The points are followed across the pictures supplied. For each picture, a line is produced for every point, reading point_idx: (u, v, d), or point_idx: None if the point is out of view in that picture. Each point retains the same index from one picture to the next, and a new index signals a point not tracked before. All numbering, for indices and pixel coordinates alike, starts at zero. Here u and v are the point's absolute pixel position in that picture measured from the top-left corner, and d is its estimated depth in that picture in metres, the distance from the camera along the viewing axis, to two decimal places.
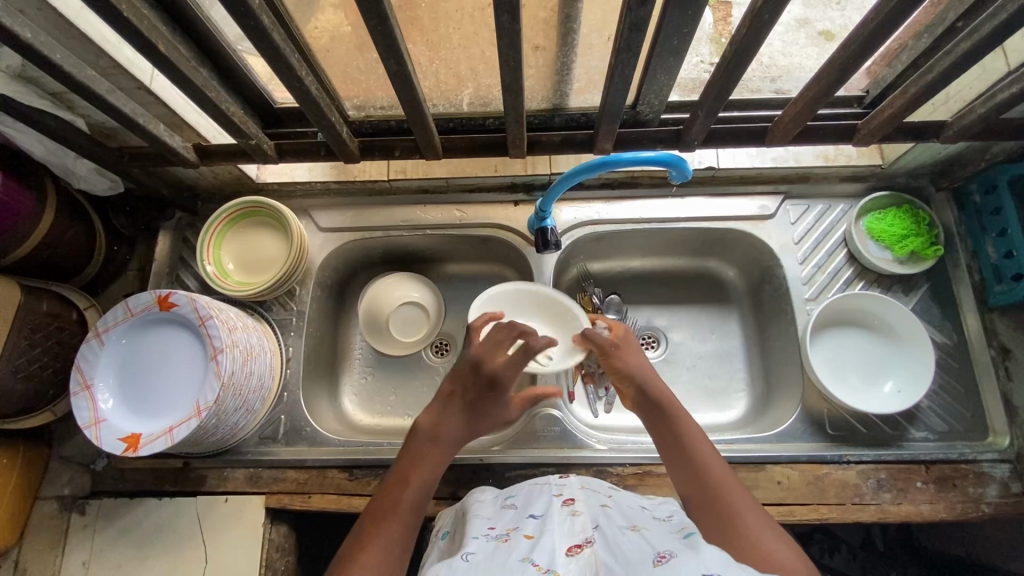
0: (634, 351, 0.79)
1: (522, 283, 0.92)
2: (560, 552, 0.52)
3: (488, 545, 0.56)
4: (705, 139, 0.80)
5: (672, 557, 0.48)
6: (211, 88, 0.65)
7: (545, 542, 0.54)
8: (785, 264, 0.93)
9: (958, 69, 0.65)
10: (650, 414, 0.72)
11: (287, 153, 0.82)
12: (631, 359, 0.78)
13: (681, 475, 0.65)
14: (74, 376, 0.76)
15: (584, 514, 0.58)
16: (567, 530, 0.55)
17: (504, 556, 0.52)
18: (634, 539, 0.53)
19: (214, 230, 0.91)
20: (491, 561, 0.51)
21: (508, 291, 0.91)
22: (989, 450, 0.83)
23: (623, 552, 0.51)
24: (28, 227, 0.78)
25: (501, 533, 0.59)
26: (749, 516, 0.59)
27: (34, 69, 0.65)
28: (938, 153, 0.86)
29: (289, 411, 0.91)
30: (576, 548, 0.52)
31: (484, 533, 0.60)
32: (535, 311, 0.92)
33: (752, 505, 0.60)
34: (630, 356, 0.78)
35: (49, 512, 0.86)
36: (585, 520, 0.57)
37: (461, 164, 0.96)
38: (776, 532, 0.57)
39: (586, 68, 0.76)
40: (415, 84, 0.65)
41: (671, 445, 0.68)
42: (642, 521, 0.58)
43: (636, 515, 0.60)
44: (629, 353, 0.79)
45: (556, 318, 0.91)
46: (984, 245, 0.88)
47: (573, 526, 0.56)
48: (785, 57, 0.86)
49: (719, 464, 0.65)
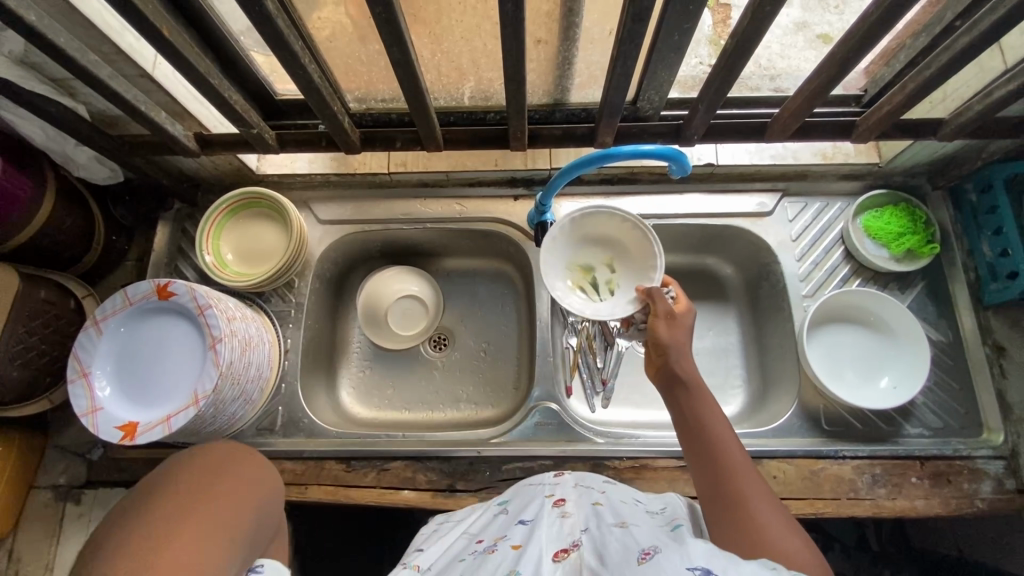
0: (684, 322, 0.74)
1: (599, 208, 0.85)
2: (546, 558, 0.51)
3: (477, 559, 0.55)
4: (705, 134, 0.81)
5: (656, 553, 0.46)
6: (214, 75, 0.66)
7: (531, 550, 0.52)
8: (783, 261, 0.93)
9: (955, 66, 0.65)
10: (674, 392, 0.69)
11: (289, 143, 0.82)
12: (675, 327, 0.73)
13: (698, 457, 0.63)
14: (72, 364, 0.76)
15: (573, 516, 0.58)
16: (555, 535, 0.54)
17: (491, 569, 0.51)
18: (621, 537, 0.51)
19: (215, 219, 0.91)
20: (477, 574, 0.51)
21: (604, 213, 0.84)
22: (983, 447, 0.83)
23: (608, 552, 0.49)
24: (28, 215, 0.78)
25: (489, 544, 0.58)
26: (762, 504, 0.56)
27: (36, 54, 0.66)
28: (935, 152, 0.87)
29: (287, 402, 0.91)
30: (563, 553, 0.51)
31: (475, 546, 0.59)
32: (623, 242, 0.86)
33: (767, 493, 0.58)
34: (677, 326, 0.73)
35: (44, 501, 0.86)
36: (574, 523, 0.56)
37: (461, 158, 0.98)
38: (788, 524, 0.55)
39: (587, 62, 0.77)
40: (417, 74, 0.66)
41: (694, 426, 0.65)
42: (631, 517, 0.57)
43: (627, 510, 0.59)
44: (679, 322, 0.74)
45: (637, 257, 0.85)
46: (979, 244, 0.88)
47: (560, 531, 0.55)
48: (783, 60, 0.86)
49: (738, 449, 0.62)
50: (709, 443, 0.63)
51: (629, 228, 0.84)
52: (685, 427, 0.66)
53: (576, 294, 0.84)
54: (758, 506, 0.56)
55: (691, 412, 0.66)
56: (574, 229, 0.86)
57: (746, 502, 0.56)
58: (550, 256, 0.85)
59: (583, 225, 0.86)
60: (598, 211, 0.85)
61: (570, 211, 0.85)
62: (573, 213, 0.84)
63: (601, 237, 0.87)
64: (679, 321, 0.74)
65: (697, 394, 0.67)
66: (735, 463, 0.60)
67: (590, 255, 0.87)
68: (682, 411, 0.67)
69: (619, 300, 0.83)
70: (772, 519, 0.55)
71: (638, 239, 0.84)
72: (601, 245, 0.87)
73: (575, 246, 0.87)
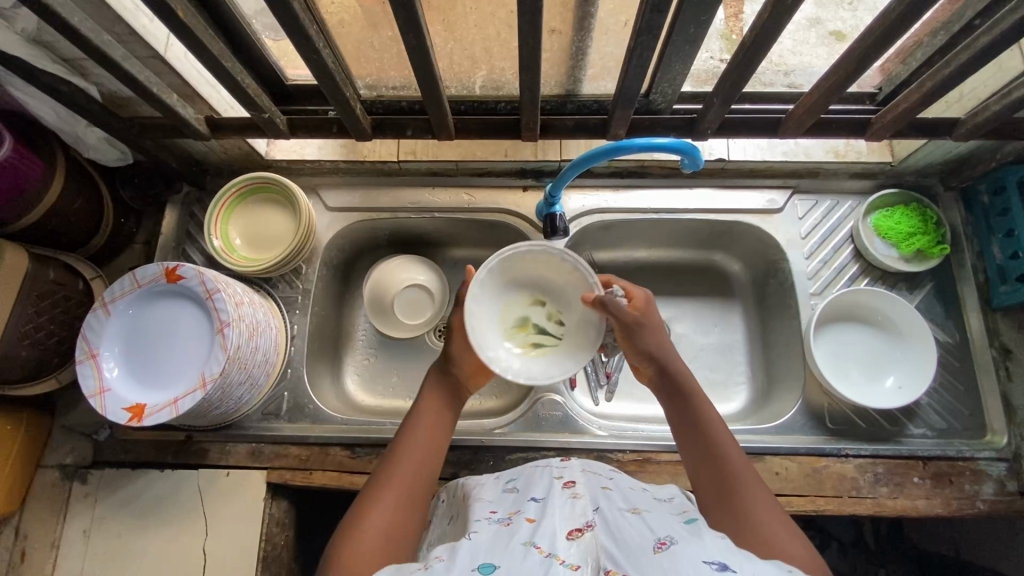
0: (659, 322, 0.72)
1: (507, 251, 0.72)
2: (560, 536, 0.49)
3: (490, 527, 0.54)
4: (718, 129, 0.80)
5: (672, 544, 0.47)
6: (227, 58, 0.66)
7: (545, 526, 0.51)
8: (792, 259, 0.93)
9: (974, 64, 0.65)
10: (671, 400, 0.68)
11: (299, 129, 0.82)
12: (652, 327, 0.71)
13: (697, 461, 0.63)
14: (80, 345, 0.76)
15: (584, 497, 0.57)
16: (568, 513, 0.53)
17: (506, 540, 0.50)
18: (635, 523, 0.51)
19: (224, 203, 0.91)
20: (492, 546, 0.49)
21: (515, 255, 0.73)
22: (986, 449, 0.84)
23: (624, 536, 0.49)
24: (36, 195, 0.78)
25: (503, 516, 0.57)
26: (761, 505, 0.57)
27: (49, 32, 0.65)
28: (949, 152, 0.86)
29: (292, 388, 0.91)
30: (577, 532, 0.50)
31: (486, 515, 0.58)
32: (551, 278, 0.76)
33: (766, 495, 0.58)
34: (652, 326, 0.71)
35: (50, 481, 0.86)
36: (586, 504, 0.55)
37: (471, 147, 0.97)
38: (792, 530, 0.55)
39: (601, 53, 0.76)
40: (431, 61, 0.65)
41: (689, 428, 0.65)
42: (642, 504, 0.57)
43: (637, 497, 0.59)
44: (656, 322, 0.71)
45: (574, 292, 0.75)
46: (990, 246, 0.88)
47: (574, 510, 0.54)
48: (795, 57, 0.85)
49: (737, 452, 0.63)
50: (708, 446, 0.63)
51: (559, 263, 0.74)
52: (680, 430, 0.66)
53: (519, 354, 0.73)
54: (758, 508, 0.57)
55: (688, 418, 0.66)
56: (496, 278, 0.74)
57: (745, 506, 0.57)
58: (479, 317, 0.72)
59: (501, 273, 0.75)
60: (516, 252, 0.73)
61: (486, 258, 0.73)
62: (490, 262, 0.72)
63: (528, 277, 0.77)
64: (657, 319, 0.71)
65: (689, 396, 0.67)
66: (735, 466, 0.61)
67: (518, 301, 0.77)
68: (676, 414, 0.67)
69: (571, 339, 0.75)
70: (770, 519, 0.56)
71: (570, 272, 0.74)
72: (524, 289, 0.77)
73: (500, 308, 0.75)
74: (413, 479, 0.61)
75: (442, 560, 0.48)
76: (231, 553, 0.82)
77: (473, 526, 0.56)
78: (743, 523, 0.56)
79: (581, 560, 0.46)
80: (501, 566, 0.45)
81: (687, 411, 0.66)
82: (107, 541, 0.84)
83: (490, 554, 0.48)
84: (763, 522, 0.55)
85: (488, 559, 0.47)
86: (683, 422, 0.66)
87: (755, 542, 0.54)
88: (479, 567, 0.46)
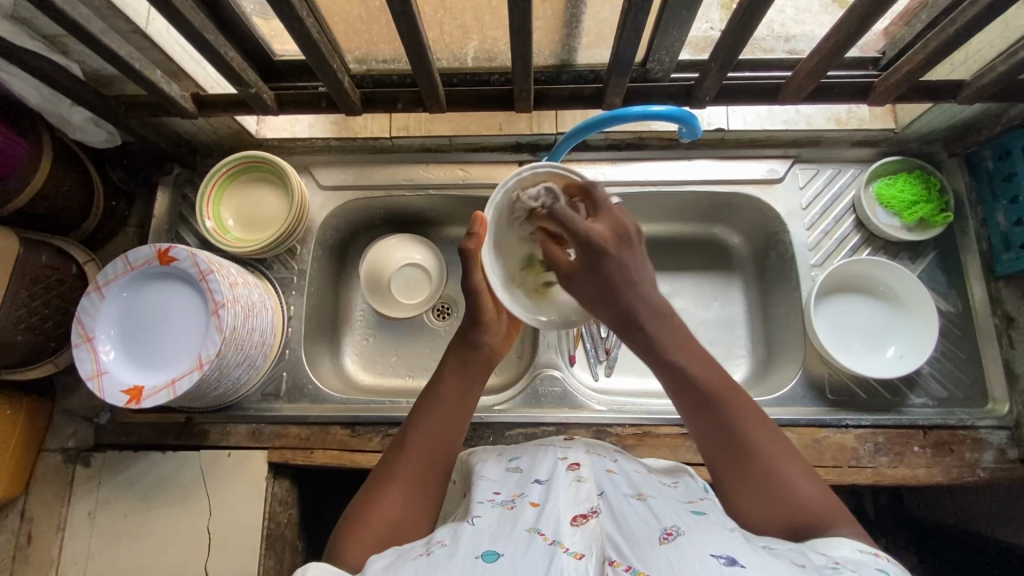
0: (613, 260, 0.59)
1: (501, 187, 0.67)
2: (564, 521, 0.48)
3: (493, 512, 0.52)
4: (717, 96, 0.78)
5: (678, 535, 0.47)
6: (209, 30, 0.64)
7: (548, 510, 0.50)
8: (792, 230, 0.92)
9: (982, 20, 0.62)
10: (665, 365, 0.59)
11: (288, 105, 0.80)
12: (612, 264, 0.59)
13: (701, 421, 0.57)
14: (75, 329, 0.76)
15: (589, 480, 0.54)
16: (573, 496, 0.52)
17: (509, 525, 0.49)
18: (640, 510, 0.50)
19: (214, 183, 0.90)
20: (496, 533, 0.48)
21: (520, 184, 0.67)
22: (988, 417, 0.83)
23: (630, 524, 0.48)
24: (24, 178, 0.77)
25: (506, 499, 0.54)
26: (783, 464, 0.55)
27: (26, 7, 0.64)
28: (956, 116, 0.84)
29: (290, 368, 0.91)
30: (582, 518, 0.49)
31: (489, 497, 0.55)
32: None
33: (784, 451, 0.56)
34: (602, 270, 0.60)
35: (53, 464, 0.87)
36: (590, 487, 0.53)
37: (465, 122, 0.95)
38: (807, 475, 0.55)
39: (596, 20, 0.73)
40: (420, 28, 0.63)
41: (681, 388, 0.58)
42: (648, 489, 0.56)
43: (644, 482, 0.58)
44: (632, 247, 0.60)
45: None
46: (995, 214, 0.87)
47: (578, 493, 0.52)
48: (797, 26, 0.80)
49: (739, 398, 0.58)
50: (710, 407, 0.57)
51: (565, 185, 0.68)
52: (668, 383, 0.60)
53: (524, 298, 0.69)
54: (780, 471, 0.54)
55: (690, 385, 0.58)
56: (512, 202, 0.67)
57: (771, 472, 0.54)
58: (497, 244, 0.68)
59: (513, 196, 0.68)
60: (531, 175, 0.67)
61: (503, 180, 0.67)
62: (508, 183, 0.66)
63: None
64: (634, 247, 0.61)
65: (676, 352, 0.59)
66: (741, 418, 0.56)
67: None
68: (673, 386, 0.59)
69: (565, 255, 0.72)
70: (794, 473, 0.55)
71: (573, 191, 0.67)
72: None
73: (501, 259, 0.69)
74: (430, 457, 0.60)
75: (444, 545, 0.48)
76: (235, 532, 0.83)
77: (473, 510, 0.53)
78: (767, 487, 0.54)
79: (586, 548, 0.45)
80: (505, 555, 0.45)
81: (677, 373, 0.58)
82: (112, 525, 0.85)
83: (495, 540, 0.47)
84: (791, 484, 0.54)
85: (492, 549, 0.46)
86: (676, 382, 0.59)
87: (789, 511, 0.53)
88: (482, 554, 0.45)
